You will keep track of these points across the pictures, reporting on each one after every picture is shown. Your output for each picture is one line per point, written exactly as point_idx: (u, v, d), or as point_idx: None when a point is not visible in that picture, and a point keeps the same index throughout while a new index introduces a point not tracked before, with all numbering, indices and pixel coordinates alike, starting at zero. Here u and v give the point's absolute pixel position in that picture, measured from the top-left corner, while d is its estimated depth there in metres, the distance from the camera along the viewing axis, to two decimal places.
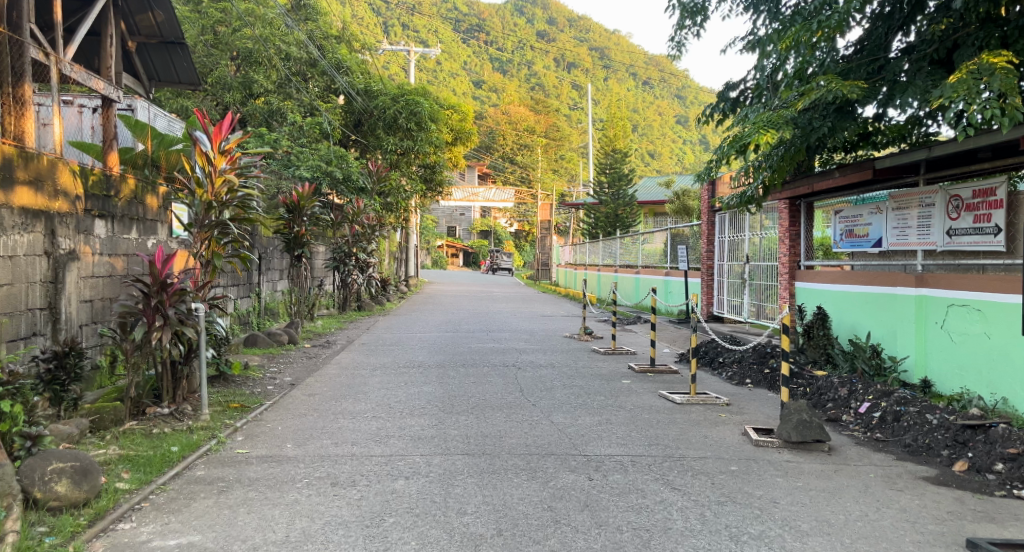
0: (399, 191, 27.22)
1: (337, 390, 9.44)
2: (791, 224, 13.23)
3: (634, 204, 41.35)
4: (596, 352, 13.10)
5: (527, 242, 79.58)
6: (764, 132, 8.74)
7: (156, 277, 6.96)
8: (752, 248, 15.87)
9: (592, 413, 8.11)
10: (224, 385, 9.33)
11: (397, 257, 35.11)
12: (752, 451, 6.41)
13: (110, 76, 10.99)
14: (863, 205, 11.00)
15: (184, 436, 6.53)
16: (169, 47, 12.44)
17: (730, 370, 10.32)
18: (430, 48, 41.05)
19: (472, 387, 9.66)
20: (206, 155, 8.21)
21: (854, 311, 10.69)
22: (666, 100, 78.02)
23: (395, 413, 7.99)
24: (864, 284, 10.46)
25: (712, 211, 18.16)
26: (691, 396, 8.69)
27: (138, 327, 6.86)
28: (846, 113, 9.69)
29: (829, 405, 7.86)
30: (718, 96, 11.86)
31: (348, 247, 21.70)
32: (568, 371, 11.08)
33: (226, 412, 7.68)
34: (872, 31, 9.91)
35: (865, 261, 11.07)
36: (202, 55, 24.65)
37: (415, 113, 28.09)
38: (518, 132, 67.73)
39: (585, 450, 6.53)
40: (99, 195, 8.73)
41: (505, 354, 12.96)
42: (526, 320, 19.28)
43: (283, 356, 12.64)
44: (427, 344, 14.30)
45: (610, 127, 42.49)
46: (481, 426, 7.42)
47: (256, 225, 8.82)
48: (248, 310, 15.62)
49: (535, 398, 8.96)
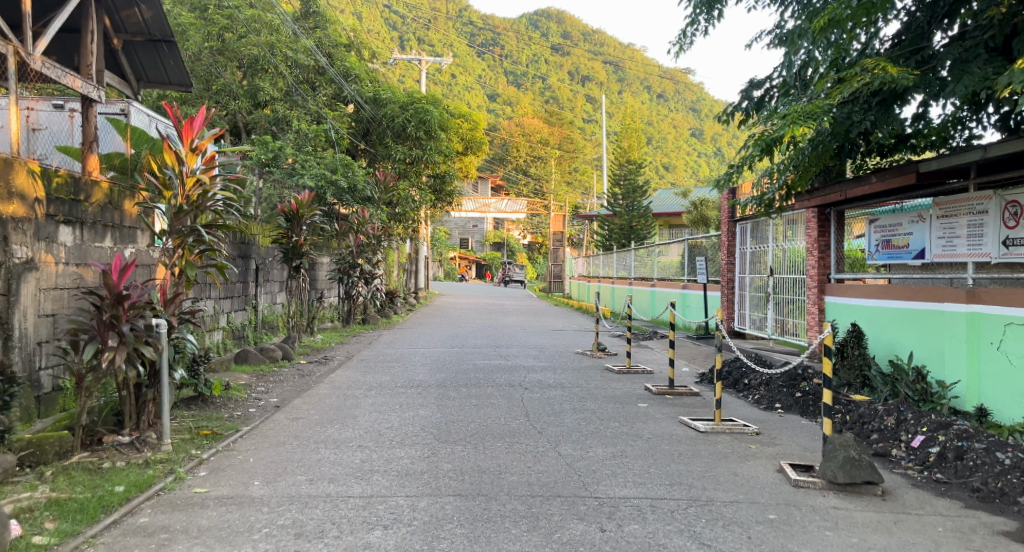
0: (407, 201, 26.45)
1: (326, 414, 8.62)
2: (820, 235, 12.26)
3: (649, 216, 40.47)
4: (609, 371, 12.19)
5: (540, 254, 78.66)
6: (800, 126, 7.84)
7: (111, 290, 6.14)
8: (776, 260, 14.94)
9: (605, 443, 7.22)
10: (201, 408, 8.52)
11: (407, 269, 34.42)
12: (792, 494, 5.51)
13: (89, 74, 10.24)
14: (902, 213, 10.07)
15: (136, 472, 5.72)
16: (158, 47, 11.64)
17: (757, 394, 9.42)
18: (441, 56, 40.46)
19: (474, 411, 8.80)
20: (176, 153, 7.40)
21: (894, 329, 9.76)
22: (681, 113, 77.05)
23: (384, 443, 7.14)
24: (906, 300, 9.54)
25: (732, 221, 17.25)
26: (715, 423, 7.79)
27: (87, 347, 6.03)
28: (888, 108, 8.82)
29: (874, 437, 6.95)
30: (742, 94, 10.99)
31: (353, 258, 20.91)
32: (578, 392, 10.19)
33: (193, 441, 6.86)
34: (911, 22, 9.13)
35: (904, 273, 10.15)
36: (208, 62, 24.18)
37: (425, 122, 27.19)
38: (531, 144, 67.14)
39: (596, 491, 5.64)
40: (65, 198, 7.98)
41: (512, 372, 12.08)
42: (537, 335, 18.39)
43: (274, 374, 11.81)
44: (430, 361, 13.45)
45: (625, 138, 41.60)
46: (479, 458, 6.57)
47: (236, 232, 8.01)
48: (243, 323, 14.91)
49: (542, 424, 8.09)
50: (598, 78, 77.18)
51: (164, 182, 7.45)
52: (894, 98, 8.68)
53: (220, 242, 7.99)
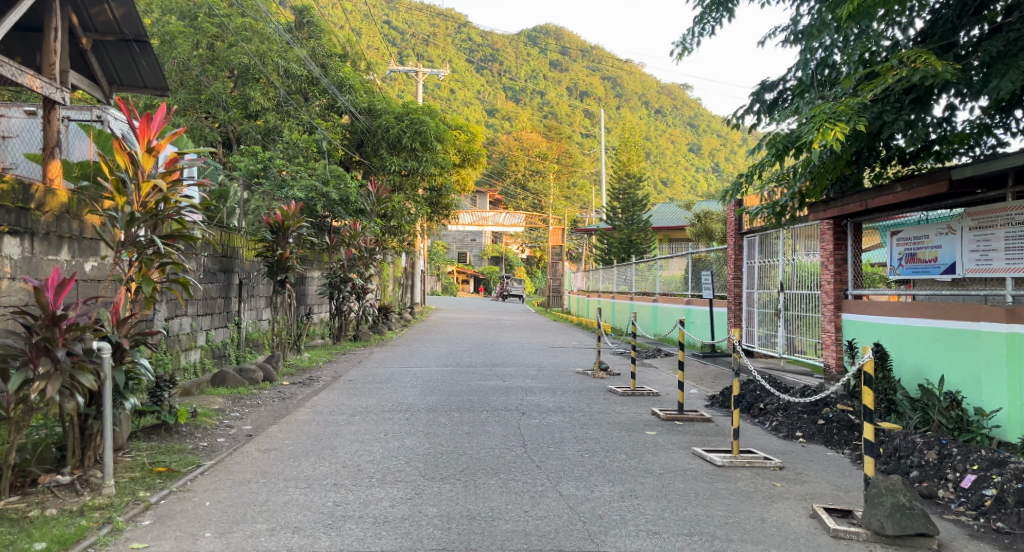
0: (402, 214, 25.70)
1: (302, 445, 7.79)
2: (836, 248, 11.22)
3: (649, 230, 39.81)
4: (612, 393, 11.39)
5: (539, 268, 77.95)
6: (830, 125, 7.09)
7: (45, 309, 5.39)
8: (787, 274, 14.17)
9: (611, 480, 6.43)
10: (163, 439, 7.72)
11: (402, 283, 33.65)
12: (833, 548, 4.72)
13: (52, 74, 9.44)
14: (928, 225, 9.29)
15: (66, 524, 4.96)
16: (129, 46, 10.82)
17: (776, 421, 8.61)
18: (439, 68, 39.89)
19: (466, 440, 7.98)
20: (130, 155, 6.47)
21: (923, 350, 8.93)
22: (680, 128, 76.57)
23: (364, 481, 6.34)
24: (935, 318, 8.74)
25: (739, 234, 16.48)
26: (733, 456, 6.99)
27: (15, 375, 5.24)
28: (923, 105, 8.09)
29: (915, 474, 6.16)
30: (753, 96, 10.20)
31: (343, 272, 20.03)
32: (580, 418, 9.37)
33: (144, 480, 6.09)
34: (938, 19, 8.42)
35: (931, 290, 9.36)
36: (197, 71, 23.60)
37: (420, 133, 26.14)
38: (530, 158, 66.50)
39: (603, 544, 4.86)
40: (10, 207, 7.22)
41: (508, 394, 11.26)
42: (535, 353, 17.54)
43: (252, 397, 10.97)
44: (421, 382, 12.62)
45: (625, 151, 41.00)
46: (467, 501, 5.77)
47: (200, 243, 7.18)
48: (224, 341, 14.12)
49: (540, 456, 7.29)
50: (597, 93, 76.75)
51: (114, 188, 6.53)
52: (928, 95, 7.97)
53: (182, 255, 7.18)
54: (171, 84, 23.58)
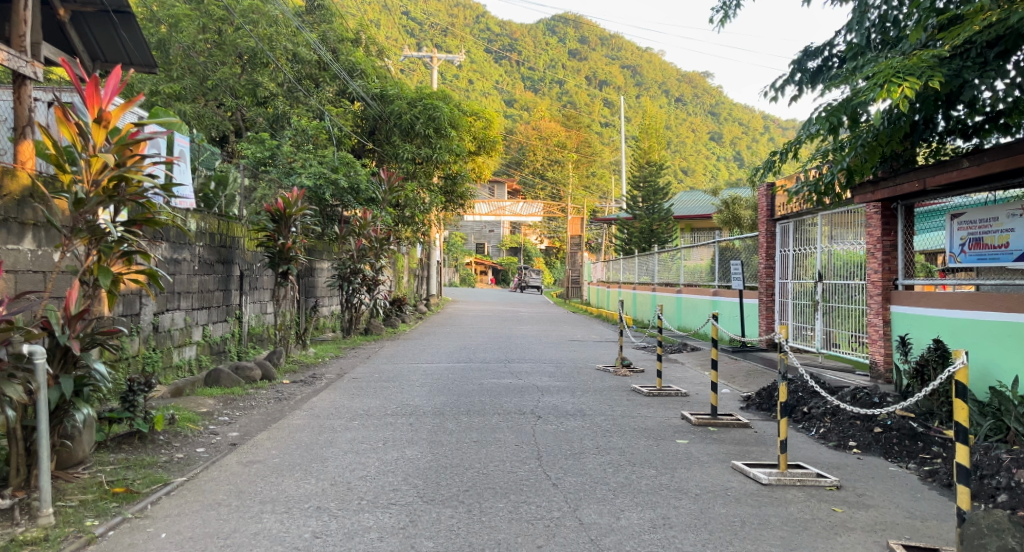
0: (416, 203, 24.78)
1: (290, 456, 6.94)
2: (884, 234, 10.23)
3: (671, 219, 38.69)
4: (637, 394, 10.45)
5: (558, 260, 76.77)
6: (903, 81, 6.13)
7: None
8: (826, 263, 13.12)
9: (640, 504, 5.50)
10: (134, 450, 6.90)
11: (418, 275, 32.81)
12: None
13: (22, 46, 8.45)
14: (997, 206, 8.22)
15: None
16: (109, 18, 10.00)
17: (824, 428, 7.65)
18: (455, 53, 38.87)
19: (473, 451, 7.08)
20: (77, 125, 5.56)
21: (993, 347, 7.90)
22: (700, 118, 75.08)
23: (351, 504, 5.45)
24: (1009, 312, 7.70)
25: (772, 221, 15.42)
26: (781, 473, 6.03)
27: None
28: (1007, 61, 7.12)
29: (1007, 499, 5.16)
30: (794, 64, 9.15)
31: (353, 263, 19.12)
32: (602, 423, 8.44)
33: (96, 504, 5.27)
34: None
35: (999, 279, 8.30)
36: (204, 56, 22.82)
37: (433, 119, 25.26)
38: (548, 147, 65.33)
39: None
40: None
41: (523, 395, 10.36)
42: (554, 347, 16.59)
43: (246, 399, 10.13)
44: (430, 380, 11.74)
45: (646, 139, 39.83)
46: (469, 532, 4.87)
47: (165, 231, 6.29)
48: (223, 336, 13.31)
49: (558, 471, 6.39)
50: (615, 82, 75.47)
51: (56, 162, 5.60)
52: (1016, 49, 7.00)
53: (145, 245, 6.31)
54: (177, 70, 22.81)
